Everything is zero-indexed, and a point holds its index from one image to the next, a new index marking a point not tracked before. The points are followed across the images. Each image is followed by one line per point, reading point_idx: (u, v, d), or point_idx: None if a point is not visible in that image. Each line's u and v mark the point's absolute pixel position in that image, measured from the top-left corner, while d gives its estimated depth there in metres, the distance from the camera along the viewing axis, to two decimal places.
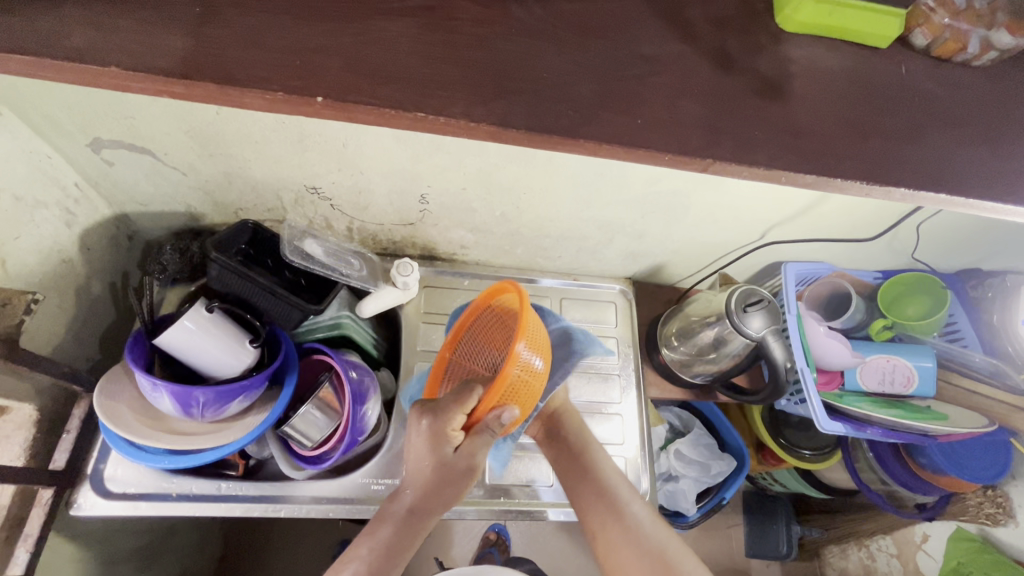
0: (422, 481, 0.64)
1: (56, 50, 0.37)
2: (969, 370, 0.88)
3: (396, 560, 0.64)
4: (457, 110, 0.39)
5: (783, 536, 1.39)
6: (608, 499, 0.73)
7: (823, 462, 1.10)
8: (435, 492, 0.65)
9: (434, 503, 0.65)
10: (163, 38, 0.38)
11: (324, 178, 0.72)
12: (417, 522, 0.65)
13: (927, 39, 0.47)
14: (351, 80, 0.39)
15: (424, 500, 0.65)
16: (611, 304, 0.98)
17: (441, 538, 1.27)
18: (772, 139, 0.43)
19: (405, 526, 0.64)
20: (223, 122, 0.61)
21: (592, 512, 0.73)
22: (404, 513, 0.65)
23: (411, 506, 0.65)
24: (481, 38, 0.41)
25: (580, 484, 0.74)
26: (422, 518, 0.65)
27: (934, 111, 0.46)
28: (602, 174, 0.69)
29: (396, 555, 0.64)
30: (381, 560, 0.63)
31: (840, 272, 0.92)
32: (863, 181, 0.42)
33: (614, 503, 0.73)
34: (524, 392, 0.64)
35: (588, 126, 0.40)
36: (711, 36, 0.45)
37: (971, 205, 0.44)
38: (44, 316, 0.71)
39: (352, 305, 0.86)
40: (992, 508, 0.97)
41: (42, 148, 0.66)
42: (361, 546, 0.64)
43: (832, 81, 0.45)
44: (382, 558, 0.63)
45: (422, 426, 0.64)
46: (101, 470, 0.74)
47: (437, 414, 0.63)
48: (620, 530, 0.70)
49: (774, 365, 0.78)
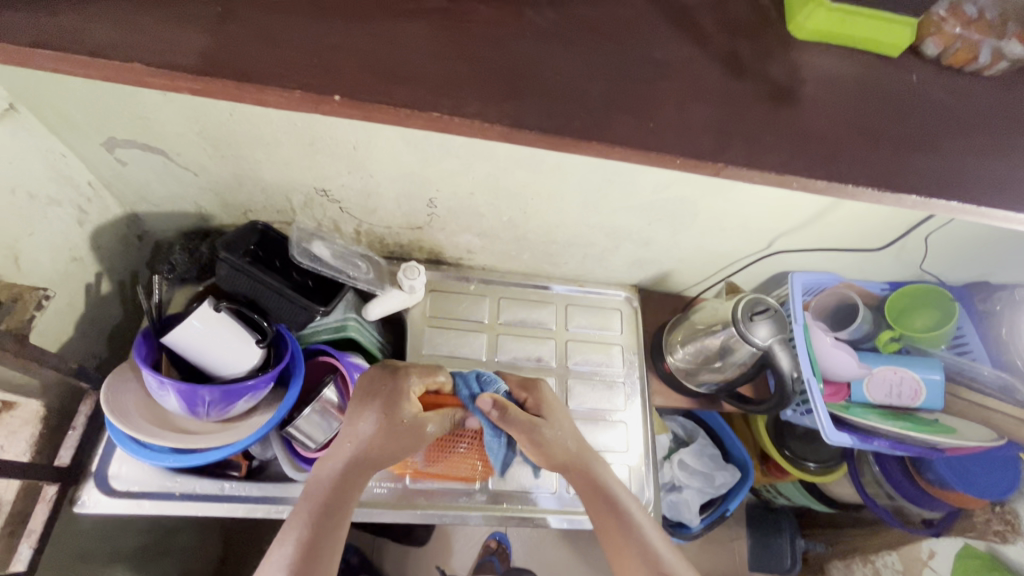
0: (341, 467, 0.64)
1: (76, 45, 0.37)
2: (977, 383, 0.87)
3: (331, 537, 0.61)
4: (471, 111, 0.39)
5: (786, 549, 1.37)
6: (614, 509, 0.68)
7: (829, 475, 1.09)
8: (350, 473, 0.63)
9: (350, 489, 0.63)
10: (184, 35, 0.39)
11: (335, 181, 0.72)
12: (337, 509, 0.62)
13: (938, 48, 0.47)
14: (367, 78, 0.39)
15: (340, 489, 0.63)
16: (616, 311, 0.98)
17: (441, 545, 1.26)
18: (783, 144, 0.43)
19: (321, 520, 0.61)
20: (236, 123, 0.62)
21: (615, 545, 0.67)
22: (319, 503, 0.62)
23: (328, 496, 0.62)
24: (495, 40, 0.42)
25: (600, 512, 0.68)
26: (341, 506, 0.62)
27: (945, 120, 0.46)
28: (610, 181, 0.69)
29: (319, 550, 0.60)
30: (305, 551, 0.59)
31: (847, 283, 0.92)
32: (871, 187, 0.42)
33: (637, 535, 0.66)
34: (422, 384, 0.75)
35: (600, 129, 0.41)
36: (723, 41, 0.45)
37: (982, 213, 0.44)
38: (53, 311, 0.72)
39: (357, 307, 0.86)
40: (1000, 524, 0.95)
41: (58, 147, 0.67)
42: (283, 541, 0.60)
43: (842, 87, 0.46)
44: (305, 551, 0.59)
45: (382, 389, 0.67)
46: (106, 467, 0.74)
47: (397, 376, 0.68)
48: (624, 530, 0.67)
49: (780, 373, 0.77)
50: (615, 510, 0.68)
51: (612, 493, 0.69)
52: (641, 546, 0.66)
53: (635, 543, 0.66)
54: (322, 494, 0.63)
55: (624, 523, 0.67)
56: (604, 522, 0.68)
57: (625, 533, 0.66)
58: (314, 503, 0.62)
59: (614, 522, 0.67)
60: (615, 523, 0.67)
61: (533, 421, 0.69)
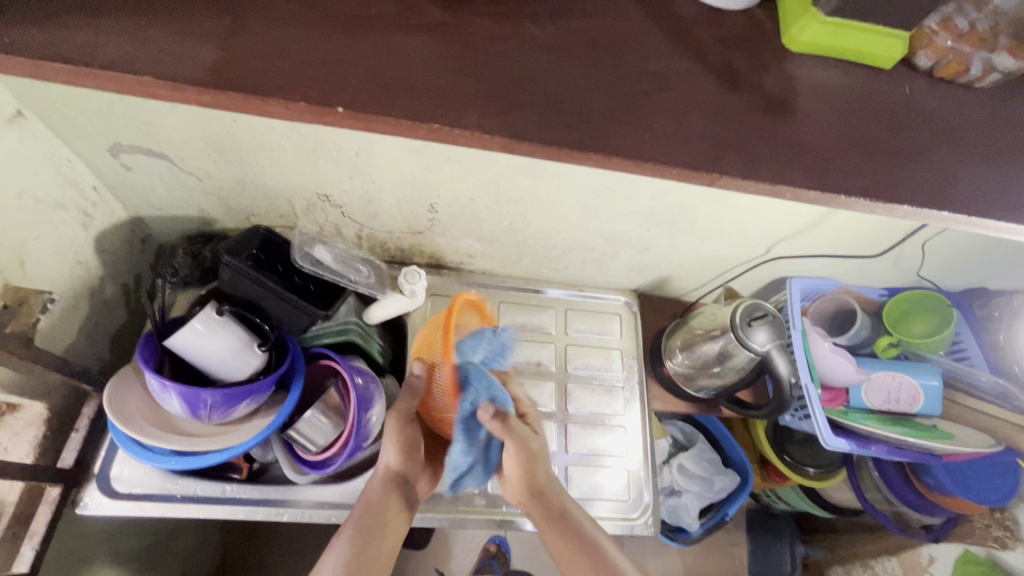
0: (381, 479, 0.72)
1: (84, 57, 0.38)
2: (974, 389, 0.87)
3: (368, 548, 0.66)
4: (471, 122, 0.40)
5: (787, 556, 1.37)
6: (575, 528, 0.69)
7: (829, 480, 1.10)
8: (390, 488, 0.71)
9: (392, 504, 0.71)
10: (191, 47, 0.40)
11: (337, 186, 0.73)
12: (378, 522, 0.69)
13: (930, 60, 0.48)
14: (369, 90, 0.40)
15: (379, 506, 0.69)
16: (616, 315, 0.99)
17: (441, 547, 1.27)
18: (777, 155, 0.43)
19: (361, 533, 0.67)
20: (239, 129, 0.62)
21: (574, 563, 0.66)
22: (361, 516, 0.68)
23: (367, 512, 0.69)
24: (495, 52, 0.43)
25: (557, 534, 0.68)
26: (382, 520, 0.69)
27: (937, 132, 0.47)
28: (609, 187, 0.70)
29: (365, 558, 0.66)
30: (353, 557, 0.65)
31: (845, 288, 0.92)
32: (865, 197, 0.43)
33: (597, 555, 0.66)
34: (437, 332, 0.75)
35: (598, 140, 0.41)
36: (719, 54, 0.46)
37: (974, 223, 0.44)
38: (58, 315, 0.72)
39: (358, 312, 0.87)
40: (1000, 530, 0.96)
41: (64, 153, 0.67)
42: (337, 548, 0.66)
43: (837, 99, 0.46)
44: (353, 557, 0.65)
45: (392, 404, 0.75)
46: (108, 470, 0.74)
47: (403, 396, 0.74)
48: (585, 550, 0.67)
49: (778, 378, 0.78)
50: (571, 527, 0.68)
51: (572, 514, 0.70)
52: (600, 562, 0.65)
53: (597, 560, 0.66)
54: (362, 512, 0.69)
55: (587, 544, 0.67)
56: (564, 544, 0.67)
57: (582, 551, 0.67)
58: (357, 520, 0.68)
59: (579, 549, 0.67)
60: (573, 545, 0.67)
61: (528, 434, 0.71)
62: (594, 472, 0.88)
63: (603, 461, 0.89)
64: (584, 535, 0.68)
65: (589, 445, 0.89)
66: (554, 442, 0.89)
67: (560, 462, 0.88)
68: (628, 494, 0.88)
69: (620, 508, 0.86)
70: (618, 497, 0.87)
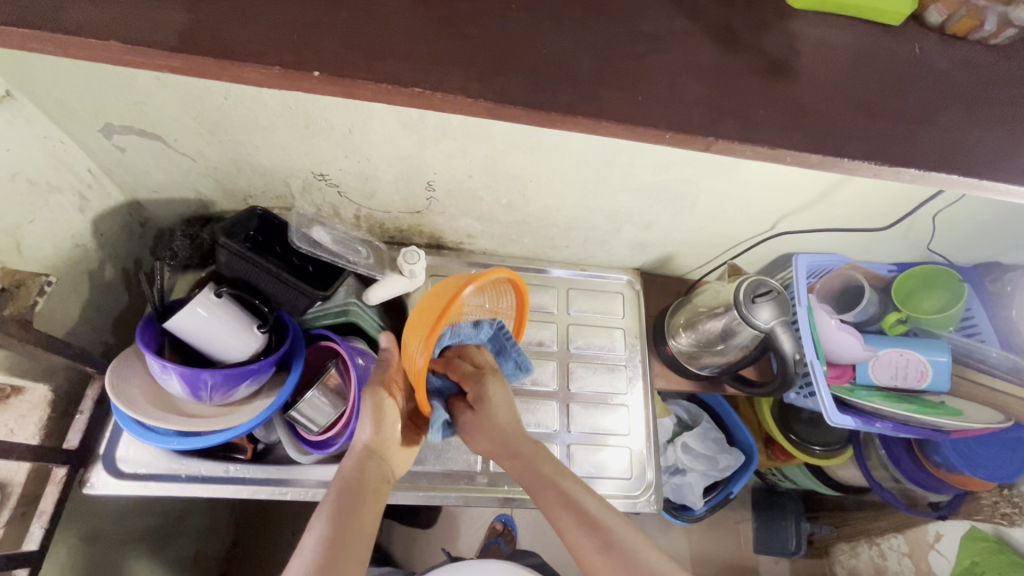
0: (355, 460, 0.65)
1: (53, 24, 0.37)
2: (986, 365, 0.86)
3: (348, 535, 0.57)
4: (455, 86, 0.39)
5: (792, 533, 1.37)
6: (562, 495, 0.65)
7: (832, 458, 1.08)
8: (365, 466, 0.65)
9: (370, 484, 0.63)
10: (162, 11, 0.38)
11: (332, 165, 0.72)
12: (355, 508, 0.60)
13: (942, 15, 0.45)
14: (347, 54, 0.39)
15: (361, 480, 0.63)
16: (619, 295, 0.98)
17: (449, 526, 1.29)
18: (776, 118, 0.42)
19: (342, 514, 0.59)
20: (231, 107, 0.61)
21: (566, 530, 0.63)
22: (338, 500, 0.61)
23: (343, 491, 0.62)
24: (481, 13, 0.41)
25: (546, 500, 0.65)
26: (363, 498, 0.62)
27: (949, 93, 0.44)
28: (609, 161, 0.68)
29: (342, 551, 0.56)
30: (329, 548, 0.55)
31: (852, 264, 0.90)
32: (870, 161, 0.41)
33: (596, 528, 0.62)
34: (427, 303, 0.63)
35: (588, 104, 0.40)
36: (716, 12, 0.44)
37: (984, 187, 0.43)
38: (57, 298, 0.72)
39: (359, 293, 0.86)
40: (1009, 507, 0.93)
41: (56, 134, 0.67)
42: (305, 547, 0.55)
43: (840, 58, 0.44)
44: (329, 547, 0.55)
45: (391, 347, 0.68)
46: (113, 450, 0.76)
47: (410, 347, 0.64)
48: (576, 521, 0.63)
49: (783, 356, 0.76)
50: (558, 497, 0.65)
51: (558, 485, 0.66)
52: (590, 529, 0.62)
53: (591, 529, 0.62)
54: (338, 492, 0.61)
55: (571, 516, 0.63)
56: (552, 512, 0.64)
57: (572, 519, 0.63)
58: (336, 496, 0.61)
59: (571, 517, 0.63)
60: (561, 509, 0.64)
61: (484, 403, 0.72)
62: (596, 452, 0.88)
63: (608, 440, 0.89)
64: (569, 504, 0.64)
65: (592, 424, 0.89)
66: (555, 422, 0.89)
67: (562, 441, 0.88)
68: (630, 472, 0.88)
69: (623, 486, 0.86)
70: (621, 475, 0.87)
